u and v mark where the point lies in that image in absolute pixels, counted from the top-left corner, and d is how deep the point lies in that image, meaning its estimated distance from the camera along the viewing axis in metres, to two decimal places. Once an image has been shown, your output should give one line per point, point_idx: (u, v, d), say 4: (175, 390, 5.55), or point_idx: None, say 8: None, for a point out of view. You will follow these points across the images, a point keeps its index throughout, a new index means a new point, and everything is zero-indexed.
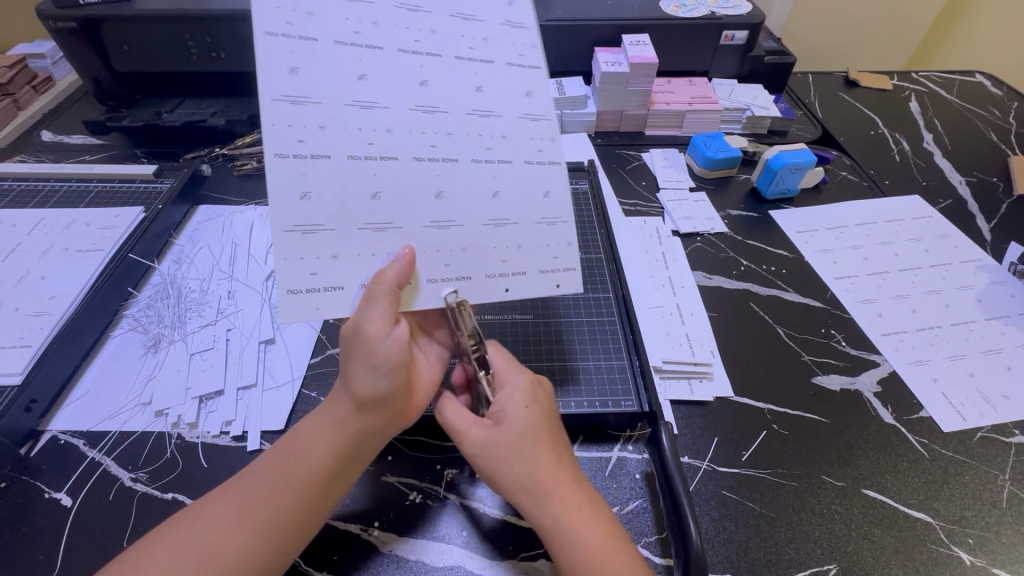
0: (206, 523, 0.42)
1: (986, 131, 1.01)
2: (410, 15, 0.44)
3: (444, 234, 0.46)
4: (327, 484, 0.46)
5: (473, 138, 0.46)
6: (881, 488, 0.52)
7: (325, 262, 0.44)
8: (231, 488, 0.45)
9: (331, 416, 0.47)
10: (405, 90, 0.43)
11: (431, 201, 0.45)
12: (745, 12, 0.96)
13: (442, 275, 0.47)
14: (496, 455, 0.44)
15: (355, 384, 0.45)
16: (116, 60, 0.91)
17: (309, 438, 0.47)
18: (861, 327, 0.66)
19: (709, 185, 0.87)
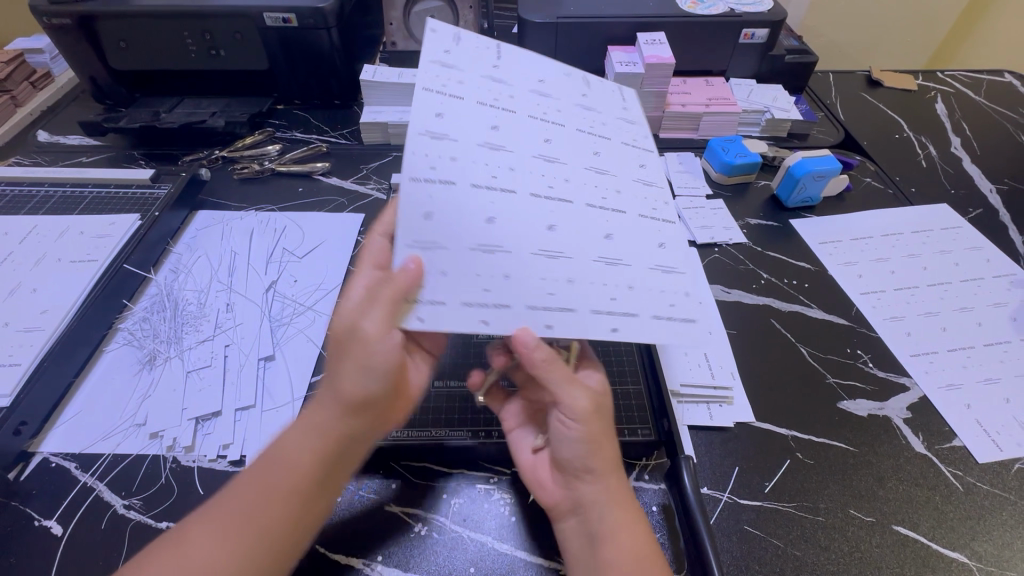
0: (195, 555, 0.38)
1: (1016, 134, 0.97)
2: (541, 98, 0.53)
3: (553, 263, 0.44)
4: (314, 492, 0.42)
5: (598, 186, 0.50)
6: (912, 524, 0.49)
7: (431, 278, 0.41)
8: (210, 508, 0.41)
9: (313, 421, 0.43)
10: (531, 142, 0.49)
11: (548, 231, 0.45)
12: (766, 8, 0.92)
13: (561, 302, 0.44)
14: (585, 434, 0.44)
15: (342, 384, 0.42)
16: (113, 58, 0.88)
17: (285, 446, 0.43)
18: (889, 346, 0.63)
19: (726, 192, 0.84)
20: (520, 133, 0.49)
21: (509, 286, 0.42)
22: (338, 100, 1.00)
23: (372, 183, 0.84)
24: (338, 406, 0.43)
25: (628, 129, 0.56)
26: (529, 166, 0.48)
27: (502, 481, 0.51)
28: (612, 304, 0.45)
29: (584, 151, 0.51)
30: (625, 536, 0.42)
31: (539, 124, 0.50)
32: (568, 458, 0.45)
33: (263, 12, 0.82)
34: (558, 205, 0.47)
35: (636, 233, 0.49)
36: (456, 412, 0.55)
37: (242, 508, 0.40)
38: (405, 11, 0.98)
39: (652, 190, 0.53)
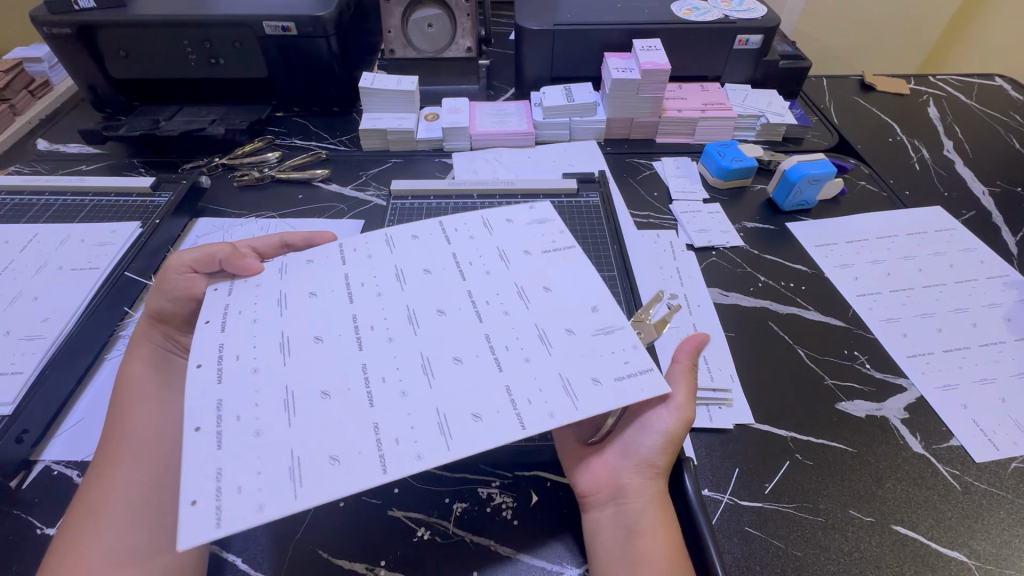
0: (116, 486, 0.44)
1: (1008, 137, 0.98)
2: (514, 295, 0.48)
3: (377, 385, 0.42)
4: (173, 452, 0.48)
5: (484, 354, 0.44)
6: (911, 524, 0.49)
7: (259, 369, 0.43)
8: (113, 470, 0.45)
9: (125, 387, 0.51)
10: (450, 294, 0.48)
11: (389, 350, 0.44)
12: (760, 14, 0.94)
13: (338, 433, 0.39)
14: (667, 432, 0.46)
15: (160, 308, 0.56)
16: (113, 67, 0.89)
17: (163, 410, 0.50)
18: (886, 347, 0.63)
19: (722, 196, 0.85)
20: (450, 293, 0.48)
21: (310, 403, 0.40)
22: (336, 107, 1.01)
23: (371, 189, 0.85)
24: (149, 346, 0.55)
25: (585, 328, 0.45)
26: (417, 289, 0.49)
27: (504, 484, 0.52)
28: (406, 435, 0.38)
29: (480, 310, 0.47)
30: (660, 535, 0.44)
31: (478, 272, 0.51)
32: (636, 450, 0.47)
33: (262, 22, 0.83)
34: (422, 332, 0.45)
35: (514, 387, 0.41)
36: None
37: (157, 440, 0.48)
38: (403, 19, 0.99)
39: (585, 391, 0.41)
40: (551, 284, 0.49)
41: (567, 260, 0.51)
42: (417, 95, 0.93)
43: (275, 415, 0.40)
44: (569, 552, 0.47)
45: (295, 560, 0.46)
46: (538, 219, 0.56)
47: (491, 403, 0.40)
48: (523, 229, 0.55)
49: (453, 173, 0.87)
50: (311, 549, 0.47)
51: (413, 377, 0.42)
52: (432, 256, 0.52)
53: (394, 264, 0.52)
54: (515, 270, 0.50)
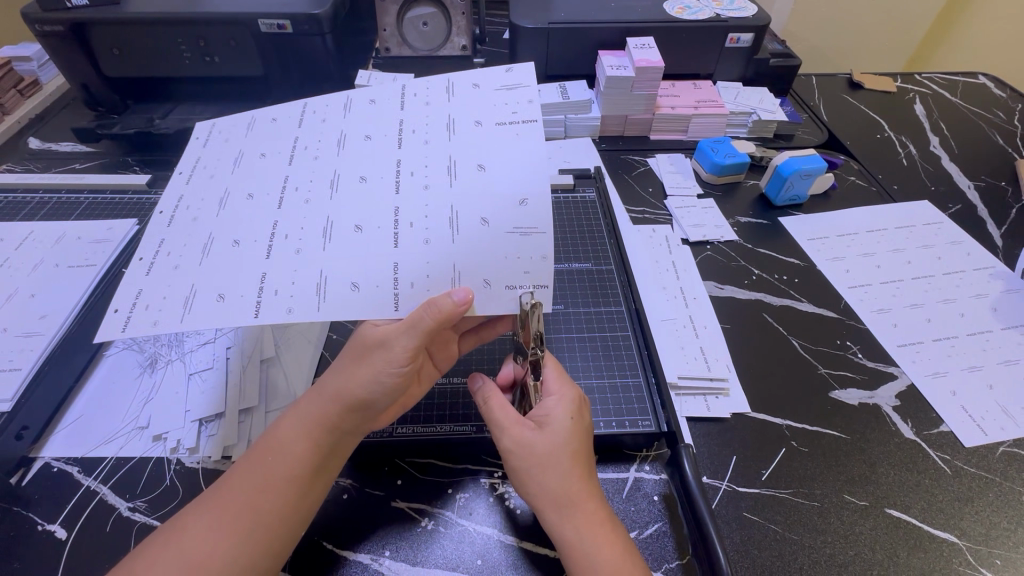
0: (206, 530, 0.39)
1: (991, 133, 1.00)
2: (446, 172, 0.46)
3: (287, 232, 0.44)
4: (289, 489, 0.42)
5: (377, 214, 0.44)
6: (904, 507, 0.50)
7: (198, 216, 0.46)
8: (206, 500, 0.41)
9: (304, 409, 0.44)
10: (372, 165, 0.47)
11: (293, 211, 0.45)
12: (750, 13, 0.95)
13: (231, 274, 0.43)
14: (531, 460, 0.44)
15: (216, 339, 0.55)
16: (105, 64, 0.88)
17: (285, 435, 0.44)
18: (877, 338, 0.65)
19: (716, 191, 0.86)
20: (374, 159, 0.48)
21: (224, 252, 0.44)
22: None
23: None
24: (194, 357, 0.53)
25: (498, 226, 0.43)
26: (351, 154, 0.48)
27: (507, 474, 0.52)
28: (284, 299, 0.41)
29: (402, 184, 0.46)
30: (604, 548, 0.41)
31: (412, 140, 0.48)
32: (560, 474, 0.44)
33: (257, 19, 0.83)
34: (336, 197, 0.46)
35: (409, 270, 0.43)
36: (460, 408, 0.55)
37: (265, 478, 0.42)
38: (398, 17, 0.99)
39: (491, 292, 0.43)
40: (493, 168, 0.45)
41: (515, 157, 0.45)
42: None
43: (192, 255, 0.44)
44: None
45: (299, 551, 0.46)
46: (522, 80, 0.49)
47: (372, 277, 0.43)
48: (491, 95, 0.49)
49: None
50: (315, 540, 0.47)
51: (313, 237, 0.44)
52: (380, 123, 0.50)
53: (338, 120, 0.51)
54: (457, 144, 0.47)
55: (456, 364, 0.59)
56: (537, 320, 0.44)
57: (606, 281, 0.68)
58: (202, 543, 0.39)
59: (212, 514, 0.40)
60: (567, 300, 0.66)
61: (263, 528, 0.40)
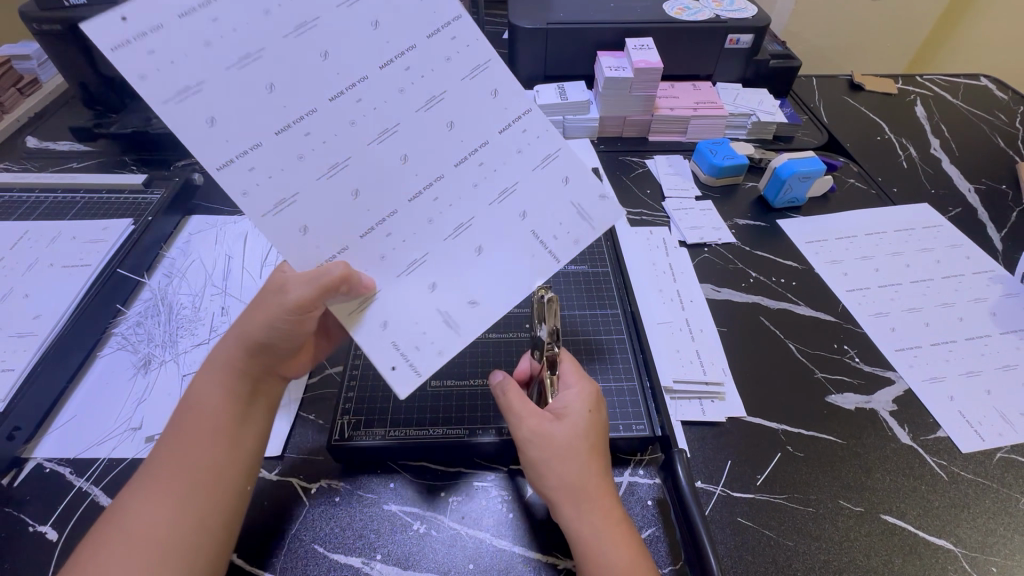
0: (142, 505, 0.40)
1: (993, 136, 1.00)
2: (467, 185, 0.42)
3: (284, 127, 0.36)
4: (216, 443, 0.43)
5: (389, 187, 0.40)
6: (900, 513, 0.50)
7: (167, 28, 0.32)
8: (138, 480, 0.41)
9: (212, 366, 0.46)
10: (401, 116, 0.39)
11: (291, 113, 0.36)
12: (751, 15, 0.95)
13: (218, 144, 0.34)
14: (549, 452, 0.44)
15: (243, 326, 0.46)
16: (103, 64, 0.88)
17: (197, 394, 0.45)
18: (874, 342, 0.64)
19: (714, 193, 0.86)
20: (396, 111, 0.39)
21: (250, 91, 0.35)
22: None
23: None
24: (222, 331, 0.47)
25: (481, 266, 0.43)
26: (386, 84, 0.38)
27: (499, 478, 0.52)
28: (249, 177, 0.36)
29: (421, 169, 0.40)
30: (618, 545, 0.41)
31: (513, 132, 0.42)
32: (575, 467, 0.43)
33: None
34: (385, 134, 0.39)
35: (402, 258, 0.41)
36: (452, 411, 0.55)
37: (187, 440, 0.43)
38: None
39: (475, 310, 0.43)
40: (539, 237, 0.43)
41: (573, 236, 0.44)
42: None
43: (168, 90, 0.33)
44: (565, 545, 0.47)
45: (291, 554, 0.46)
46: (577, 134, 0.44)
47: (329, 231, 0.39)
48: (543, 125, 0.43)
49: None
50: (306, 543, 0.47)
51: (310, 160, 0.37)
52: (431, 66, 0.40)
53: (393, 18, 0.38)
54: (494, 161, 0.42)
55: (451, 365, 0.59)
56: (552, 315, 0.50)
57: (602, 283, 0.67)
58: (142, 518, 0.39)
59: (142, 490, 0.40)
60: (561, 302, 0.65)
61: (198, 484, 0.41)
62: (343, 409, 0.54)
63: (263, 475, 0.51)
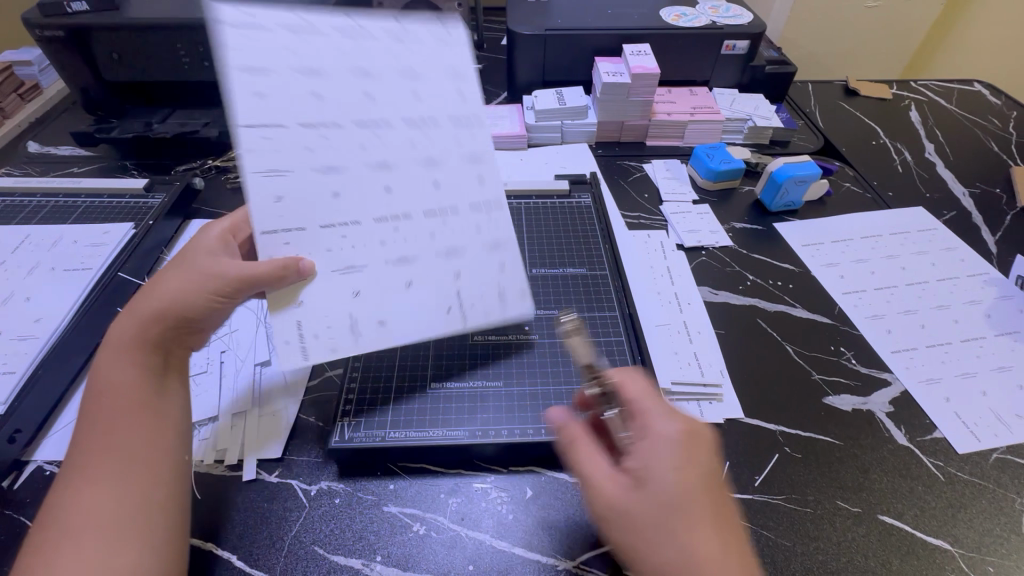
0: (76, 491, 0.40)
1: (986, 140, 1.01)
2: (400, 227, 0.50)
3: None
4: (136, 418, 0.43)
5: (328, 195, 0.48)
6: (897, 513, 0.50)
7: None
8: (64, 476, 0.40)
9: (114, 345, 0.45)
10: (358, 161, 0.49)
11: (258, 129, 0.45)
12: (746, 21, 0.96)
13: None
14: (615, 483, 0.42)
15: (164, 303, 0.47)
16: (106, 69, 0.90)
17: (107, 373, 0.44)
18: (870, 344, 0.65)
19: (711, 197, 0.86)
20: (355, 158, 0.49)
21: None
22: None
23: None
24: (133, 307, 0.47)
25: (401, 295, 0.50)
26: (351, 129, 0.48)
27: (497, 479, 0.52)
28: None
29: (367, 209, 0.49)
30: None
31: (461, 190, 0.52)
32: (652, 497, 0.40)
33: None
34: (338, 160, 0.48)
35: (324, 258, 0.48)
36: (450, 413, 0.55)
37: (106, 425, 0.42)
38: None
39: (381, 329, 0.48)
40: (459, 285, 0.51)
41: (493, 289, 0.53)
42: None
43: None
44: (565, 547, 0.48)
45: (291, 556, 0.46)
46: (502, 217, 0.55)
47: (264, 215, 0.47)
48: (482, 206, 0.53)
49: None
50: (307, 546, 0.47)
51: None
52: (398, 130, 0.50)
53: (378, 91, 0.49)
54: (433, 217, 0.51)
55: (450, 367, 0.59)
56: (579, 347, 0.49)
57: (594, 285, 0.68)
58: (80, 500, 0.39)
59: (74, 478, 0.40)
60: (560, 304, 0.66)
61: (126, 464, 0.41)
62: (343, 411, 0.54)
63: (263, 477, 0.52)
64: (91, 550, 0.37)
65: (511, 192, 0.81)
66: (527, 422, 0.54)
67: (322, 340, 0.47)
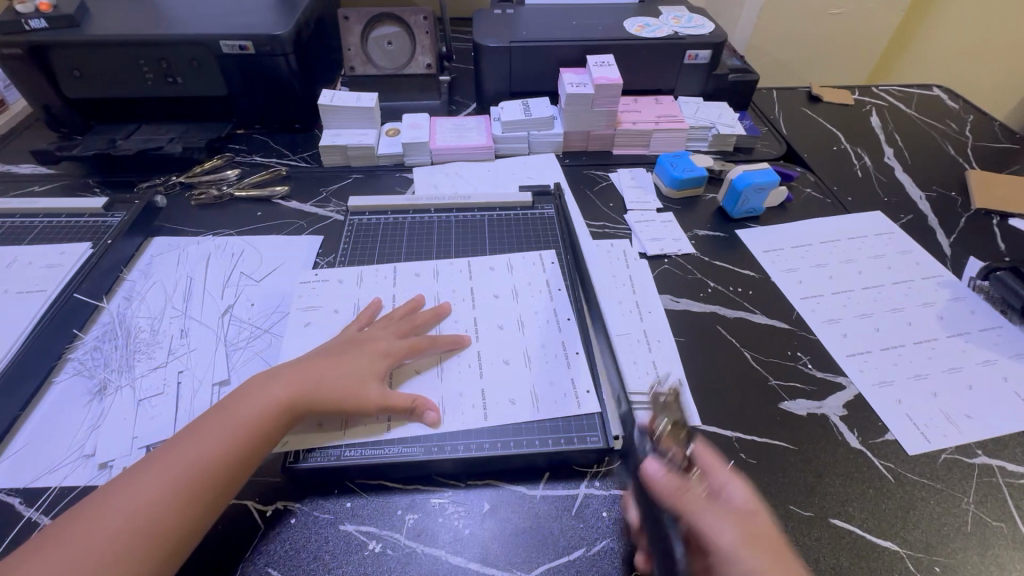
0: (160, 455, 0.46)
1: (944, 144, 1.03)
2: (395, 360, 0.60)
3: None
4: (215, 473, 0.46)
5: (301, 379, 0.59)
6: (848, 516, 0.51)
7: None
8: (130, 478, 0.45)
9: (248, 394, 0.51)
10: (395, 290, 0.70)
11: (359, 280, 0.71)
12: (708, 31, 0.98)
13: None
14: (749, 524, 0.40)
15: (291, 371, 0.54)
16: (67, 86, 0.90)
17: (227, 413, 0.49)
18: (826, 348, 0.66)
19: (676, 205, 0.87)
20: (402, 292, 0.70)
21: None
22: (297, 124, 1.02)
23: (332, 206, 0.85)
24: (290, 370, 0.54)
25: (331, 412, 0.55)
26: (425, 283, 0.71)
27: (456, 494, 0.52)
28: None
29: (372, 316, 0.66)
30: None
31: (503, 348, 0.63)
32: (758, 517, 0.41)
33: (219, 41, 0.86)
34: (476, 280, 0.71)
35: None
36: (409, 429, 0.55)
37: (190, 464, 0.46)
38: (362, 37, 0.99)
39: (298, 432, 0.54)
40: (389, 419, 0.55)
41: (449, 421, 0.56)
42: (377, 112, 0.95)
43: None
44: (521, 560, 0.48)
45: None
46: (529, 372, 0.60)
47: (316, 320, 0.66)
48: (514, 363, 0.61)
49: (413, 189, 0.89)
50: (259, 568, 0.47)
51: None
52: (495, 288, 0.70)
53: (502, 278, 0.72)
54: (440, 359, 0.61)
55: (409, 382, 0.59)
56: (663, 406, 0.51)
57: (558, 300, 0.68)
58: (133, 502, 0.43)
59: (176, 434, 0.48)
60: (522, 317, 0.66)
61: (218, 455, 0.47)
62: (299, 429, 0.54)
63: None
64: (143, 497, 0.43)
65: (475, 206, 0.83)
66: (484, 436, 0.54)
67: (308, 441, 0.53)
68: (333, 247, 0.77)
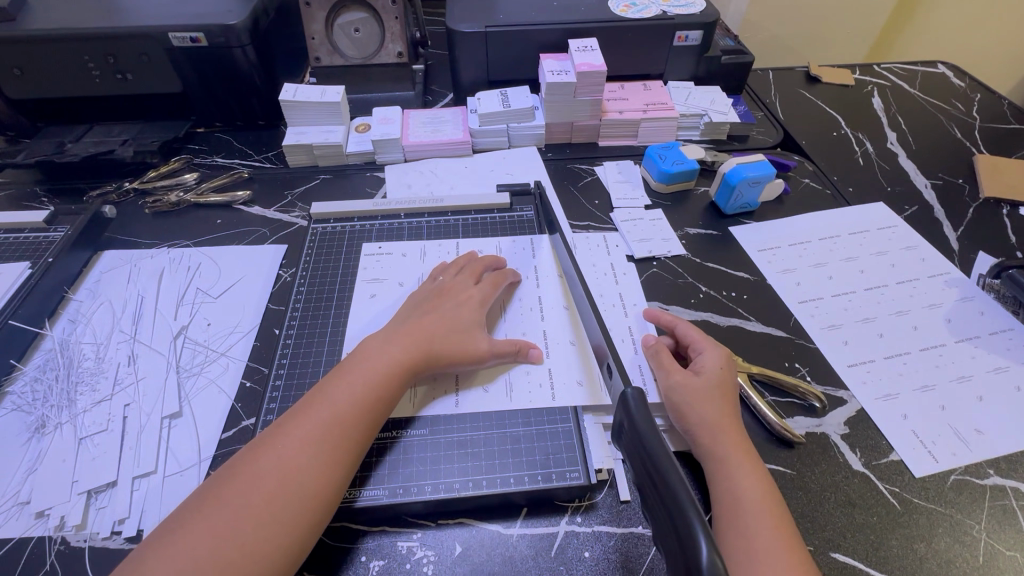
0: (223, 494, 0.42)
1: (950, 127, 0.97)
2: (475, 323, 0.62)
3: None
4: (285, 511, 0.42)
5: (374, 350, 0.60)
6: (851, 550, 0.47)
7: None
8: (190, 523, 0.40)
9: (309, 416, 0.47)
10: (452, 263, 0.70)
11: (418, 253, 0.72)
12: (699, 9, 0.91)
13: None
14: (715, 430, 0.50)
15: (359, 374, 0.50)
16: (7, 86, 0.83)
17: (290, 441, 0.45)
18: (826, 358, 0.62)
19: (666, 201, 0.82)
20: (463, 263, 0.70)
21: None
22: (261, 121, 0.96)
23: (297, 211, 0.80)
24: (355, 374, 0.50)
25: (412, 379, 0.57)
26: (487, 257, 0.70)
27: (425, 536, 0.48)
28: None
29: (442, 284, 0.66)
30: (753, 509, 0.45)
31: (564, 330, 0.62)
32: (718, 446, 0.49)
33: (168, 33, 0.79)
34: (532, 262, 0.70)
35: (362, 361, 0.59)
36: (374, 465, 0.51)
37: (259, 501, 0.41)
38: (327, 24, 0.91)
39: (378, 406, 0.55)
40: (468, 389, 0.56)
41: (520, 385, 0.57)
42: (345, 106, 0.88)
43: None
44: None
45: None
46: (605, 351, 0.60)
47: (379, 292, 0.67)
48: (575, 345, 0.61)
49: (385, 191, 0.83)
50: None
51: None
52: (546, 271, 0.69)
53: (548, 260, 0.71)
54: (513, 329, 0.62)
55: None
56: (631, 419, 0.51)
57: (624, 287, 0.68)
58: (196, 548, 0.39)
59: (211, 494, 0.42)
60: (505, 330, 0.62)
61: (264, 522, 0.41)
62: None
63: None
64: (205, 545, 0.39)
65: (450, 207, 0.77)
66: (454, 474, 0.50)
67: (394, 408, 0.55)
68: (297, 256, 0.72)
